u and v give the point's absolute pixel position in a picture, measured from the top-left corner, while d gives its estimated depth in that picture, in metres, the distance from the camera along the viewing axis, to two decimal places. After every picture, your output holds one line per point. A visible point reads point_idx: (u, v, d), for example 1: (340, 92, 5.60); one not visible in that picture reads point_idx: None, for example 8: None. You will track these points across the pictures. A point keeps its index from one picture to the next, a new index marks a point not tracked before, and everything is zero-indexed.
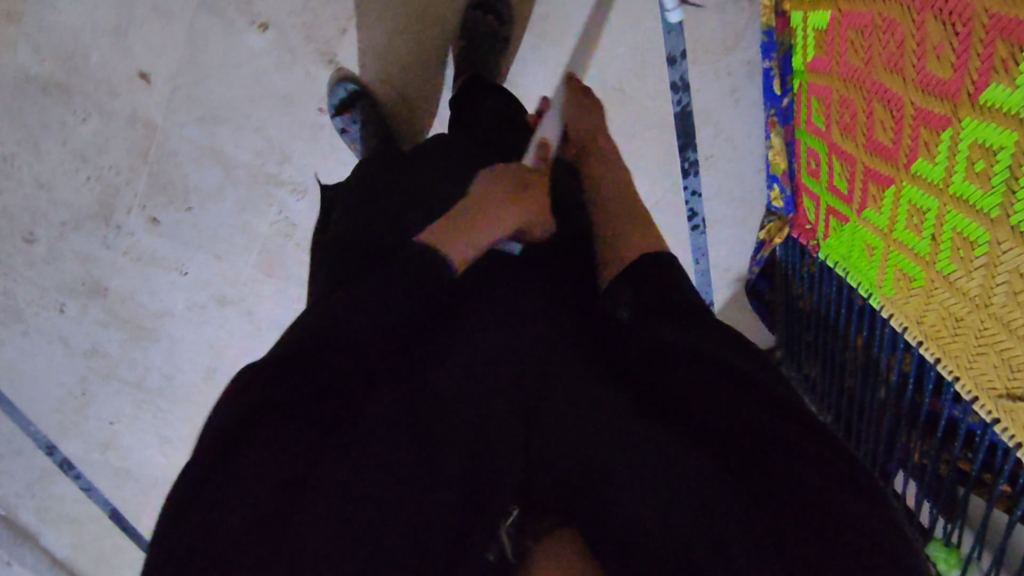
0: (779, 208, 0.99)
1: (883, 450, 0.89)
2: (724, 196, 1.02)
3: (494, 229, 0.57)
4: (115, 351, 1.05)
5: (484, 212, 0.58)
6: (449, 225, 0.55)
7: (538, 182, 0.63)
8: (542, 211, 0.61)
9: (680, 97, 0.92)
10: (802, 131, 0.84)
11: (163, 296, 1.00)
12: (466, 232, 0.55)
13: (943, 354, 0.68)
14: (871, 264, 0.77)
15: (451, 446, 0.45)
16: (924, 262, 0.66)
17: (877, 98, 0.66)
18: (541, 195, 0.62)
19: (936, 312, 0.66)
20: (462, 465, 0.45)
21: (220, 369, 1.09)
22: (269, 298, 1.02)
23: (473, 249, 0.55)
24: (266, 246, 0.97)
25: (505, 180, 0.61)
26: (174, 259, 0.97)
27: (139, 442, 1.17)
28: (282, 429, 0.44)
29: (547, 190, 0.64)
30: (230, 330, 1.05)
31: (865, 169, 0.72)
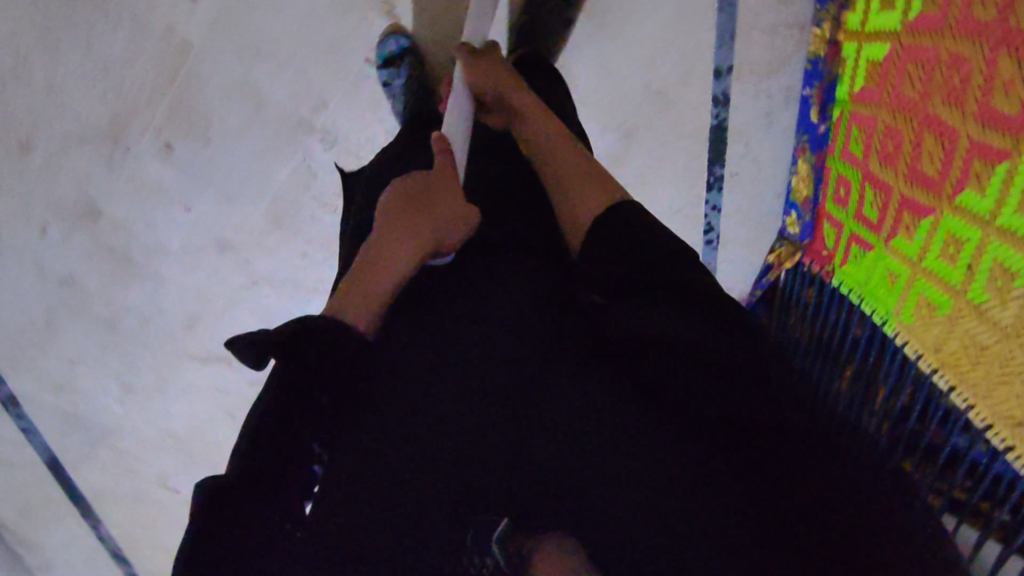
0: (793, 233, 1.02)
1: None
2: (740, 214, 1.05)
3: (403, 263, 0.53)
4: (94, 284, 0.98)
5: (380, 265, 0.53)
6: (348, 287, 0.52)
7: (437, 207, 0.56)
8: (448, 231, 0.55)
9: (718, 110, 0.94)
10: (836, 159, 0.88)
11: (159, 232, 0.95)
12: (368, 284, 0.51)
13: (960, 382, 0.70)
14: (891, 292, 0.80)
15: (501, 404, 0.47)
16: (954, 292, 0.69)
17: (930, 129, 0.69)
18: (441, 218, 0.55)
19: (959, 340, 0.69)
20: (513, 418, 0.46)
21: (204, 316, 1.05)
22: (272, 250, 0.98)
23: (378, 299, 0.51)
24: (281, 195, 0.93)
25: (403, 204, 0.57)
26: (180, 194, 0.92)
27: (98, 386, 1.09)
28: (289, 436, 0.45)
29: (452, 208, 0.56)
30: (222, 278, 1.01)
31: (901, 198, 0.75)
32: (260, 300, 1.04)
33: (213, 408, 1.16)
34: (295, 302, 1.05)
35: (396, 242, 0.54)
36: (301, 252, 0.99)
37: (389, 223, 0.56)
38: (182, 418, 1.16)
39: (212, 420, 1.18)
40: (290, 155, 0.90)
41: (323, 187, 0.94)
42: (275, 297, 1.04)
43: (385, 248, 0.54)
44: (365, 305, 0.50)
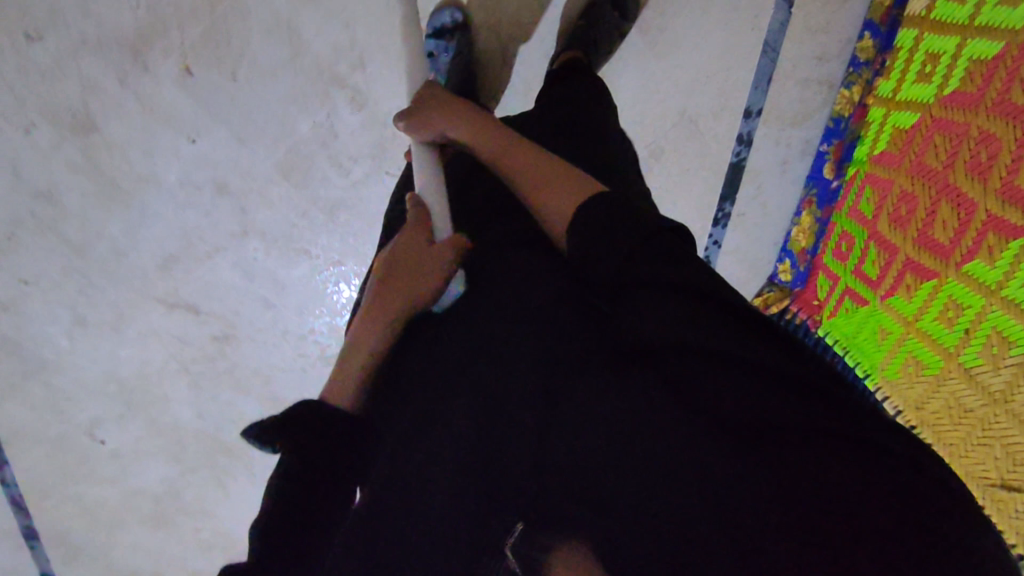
0: (784, 280, 1.06)
1: None
2: (738, 254, 1.08)
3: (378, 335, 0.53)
4: (70, 203, 0.91)
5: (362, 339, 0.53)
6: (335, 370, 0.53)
7: (410, 269, 0.54)
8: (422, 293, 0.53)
9: (740, 149, 0.97)
10: (842, 215, 0.92)
11: (157, 161, 0.89)
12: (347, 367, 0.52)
13: (936, 441, 0.74)
14: (878, 347, 0.83)
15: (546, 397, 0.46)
16: (945, 354, 0.73)
17: (947, 199, 0.73)
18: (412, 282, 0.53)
19: (942, 401, 0.73)
20: (572, 400, 0.45)
21: (183, 259, 0.98)
22: (273, 202, 0.94)
23: (358, 378, 0.51)
24: (296, 148, 0.90)
25: (386, 270, 0.55)
26: (189, 125, 0.87)
27: (47, 314, 1.01)
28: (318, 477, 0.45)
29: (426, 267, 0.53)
30: (213, 222, 0.95)
31: (906, 260, 0.79)
32: (247, 253, 0.98)
33: (168, 359, 1.08)
34: (282, 261, 1.00)
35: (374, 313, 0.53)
36: (303, 211, 0.95)
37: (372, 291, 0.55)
38: (131, 363, 1.08)
39: (163, 372, 1.10)
40: (316, 109, 0.87)
41: (342, 148, 0.90)
42: (263, 252, 0.99)
43: (365, 322, 0.53)
44: (345, 388, 0.51)
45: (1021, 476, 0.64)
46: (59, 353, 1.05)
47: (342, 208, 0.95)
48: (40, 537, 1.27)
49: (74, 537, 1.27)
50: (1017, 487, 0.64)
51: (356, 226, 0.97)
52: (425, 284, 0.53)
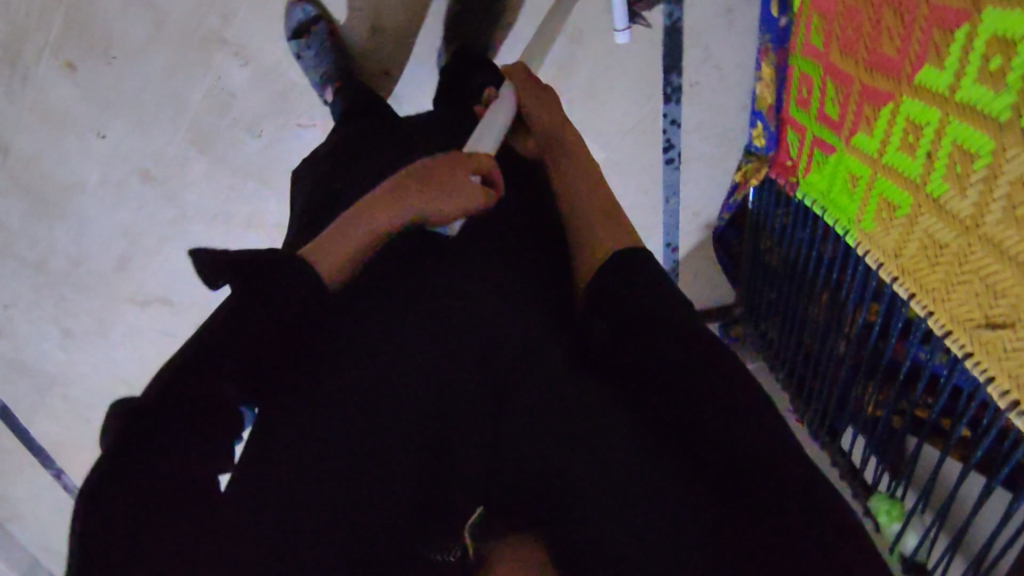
0: (759, 147, 0.95)
1: (835, 405, 0.89)
2: (704, 129, 0.97)
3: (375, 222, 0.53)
4: (12, 225, 0.92)
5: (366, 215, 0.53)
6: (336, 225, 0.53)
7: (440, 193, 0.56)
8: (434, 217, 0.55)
9: (671, 9, 0.85)
10: (798, 56, 0.80)
11: (73, 165, 0.87)
12: (355, 232, 0.52)
13: (918, 289, 0.64)
14: (852, 197, 0.73)
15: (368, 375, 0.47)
16: (913, 187, 0.62)
17: (888, 2, 0.61)
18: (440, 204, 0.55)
19: (918, 241, 0.63)
20: None
21: (135, 256, 0.98)
22: (195, 182, 0.91)
23: (360, 248, 0.53)
24: (197, 121, 0.86)
25: (436, 165, 0.56)
26: (89, 120, 0.84)
27: (36, 332, 1.04)
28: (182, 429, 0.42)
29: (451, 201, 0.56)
30: (149, 214, 0.94)
31: (860, 89, 0.68)
32: (194, 237, 0.97)
33: (161, 352, 1.12)
34: (232, 237, 0.98)
35: (398, 199, 0.54)
36: (228, 183, 0.93)
37: (411, 174, 0.55)
38: (132, 363, 1.12)
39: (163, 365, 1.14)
40: (201, 74, 0.83)
41: (241, 110, 0.87)
42: (207, 234, 0.97)
43: (388, 202, 0.54)
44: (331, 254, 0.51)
45: (1006, 310, 0.54)
46: (61, 365, 1.09)
47: (267, 170, 0.92)
48: None
49: None
50: (1004, 323, 0.54)
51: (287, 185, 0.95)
52: (458, 207, 0.55)
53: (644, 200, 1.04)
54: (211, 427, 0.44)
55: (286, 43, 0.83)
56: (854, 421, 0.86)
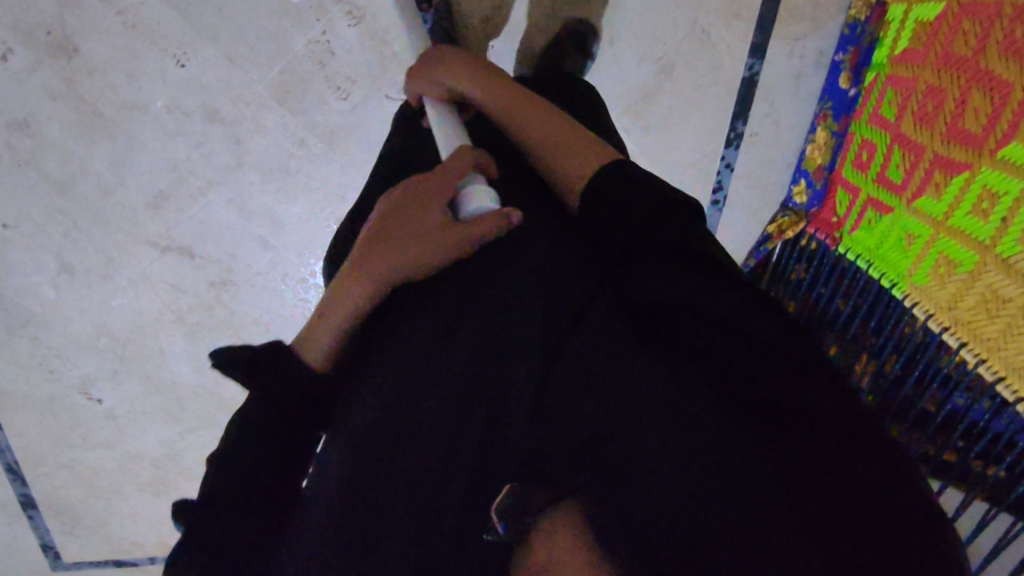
0: (799, 204, 1.03)
1: None
2: (751, 178, 1.05)
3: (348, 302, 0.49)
4: (52, 135, 0.86)
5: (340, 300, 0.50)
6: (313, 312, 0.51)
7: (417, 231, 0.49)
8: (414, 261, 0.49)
9: (752, 62, 0.94)
10: (862, 123, 0.89)
11: (144, 84, 0.84)
12: (330, 313, 0.50)
13: (972, 338, 0.72)
14: (906, 255, 0.81)
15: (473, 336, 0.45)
16: (981, 247, 0.71)
17: (978, 86, 0.70)
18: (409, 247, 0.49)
19: (979, 294, 0.71)
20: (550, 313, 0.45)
21: (173, 196, 0.93)
22: (267, 129, 0.89)
23: (336, 327, 0.49)
24: (290, 68, 0.85)
25: (400, 196, 0.52)
26: (177, 44, 0.83)
27: (30, 260, 0.96)
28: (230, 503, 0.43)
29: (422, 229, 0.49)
30: (205, 153, 0.90)
31: (933, 157, 0.77)
32: (243, 187, 0.93)
33: (160, 309, 1.04)
34: (280, 196, 0.95)
35: (361, 272, 0.49)
36: (299, 138, 0.90)
37: (378, 221, 0.52)
38: (123, 315, 1.03)
39: (157, 323, 1.05)
40: (309, 25, 0.83)
41: (339, 67, 0.86)
42: (259, 187, 0.94)
43: (356, 268, 0.50)
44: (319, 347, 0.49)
45: None
46: (46, 303, 1.00)
47: (342, 134, 0.91)
48: (35, 508, 1.22)
49: (70, 508, 1.24)
50: None
51: (357, 155, 0.92)
52: (436, 259, 0.49)
53: None
54: (288, 456, 0.46)
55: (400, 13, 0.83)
56: None
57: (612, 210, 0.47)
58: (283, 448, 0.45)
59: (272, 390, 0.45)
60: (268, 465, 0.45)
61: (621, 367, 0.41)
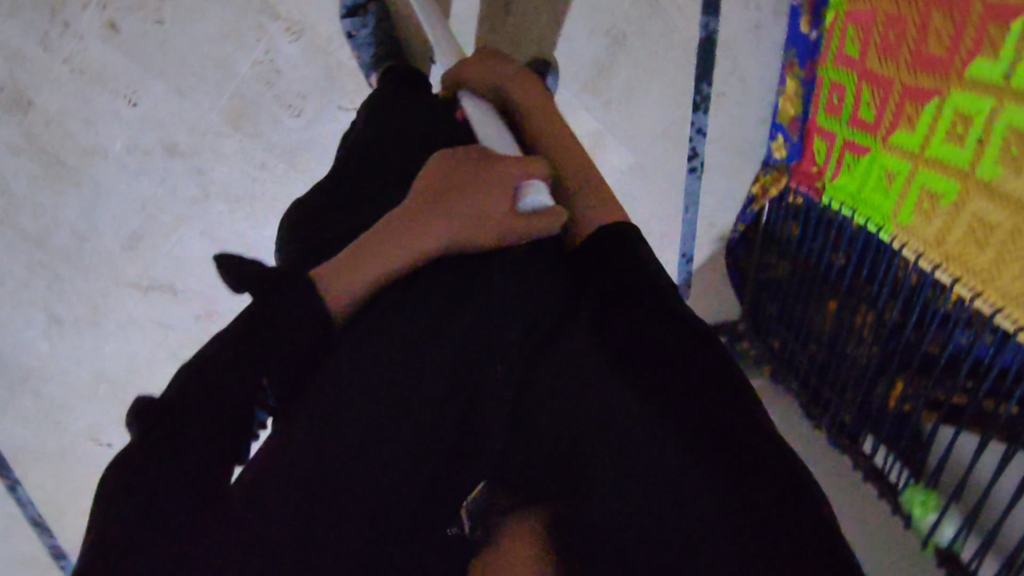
0: (779, 159, 0.99)
1: (856, 410, 0.90)
2: (726, 140, 1.01)
3: (406, 244, 0.48)
4: (19, 191, 0.87)
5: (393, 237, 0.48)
6: (338, 256, 0.47)
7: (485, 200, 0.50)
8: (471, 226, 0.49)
9: (708, 20, 0.91)
10: (829, 66, 0.86)
11: (100, 128, 0.84)
12: (362, 264, 0.47)
13: (965, 272, 0.68)
14: (888, 194, 0.78)
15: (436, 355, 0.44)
16: (961, 175, 0.67)
17: (937, 7, 0.67)
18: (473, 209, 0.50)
19: (965, 225, 0.67)
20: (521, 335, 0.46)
21: (147, 234, 0.93)
22: (227, 156, 0.89)
23: (367, 282, 0.46)
24: (239, 92, 0.85)
25: (451, 169, 0.52)
26: (126, 83, 0.82)
27: (19, 317, 0.97)
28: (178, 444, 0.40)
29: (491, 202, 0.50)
30: (171, 188, 0.90)
31: (902, 89, 0.73)
32: (213, 217, 0.93)
33: (154, 348, 1.04)
34: (251, 222, 0.95)
35: (420, 219, 0.49)
36: (259, 161, 0.90)
37: (427, 188, 0.51)
38: (118, 359, 1.04)
39: (153, 362, 1.06)
40: (251, 46, 0.82)
41: (287, 84, 0.85)
42: (229, 215, 0.94)
43: (399, 226, 0.48)
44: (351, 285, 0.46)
45: None
46: (42, 357, 1.01)
47: (302, 151, 0.90)
48: (66, 560, 1.24)
49: None
50: None
51: (319, 170, 0.92)
52: (495, 236, 0.50)
53: (665, 207, 1.07)
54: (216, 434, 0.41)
55: (340, 21, 0.82)
56: (875, 426, 0.87)
57: (596, 247, 0.51)
58: (215, 427, 0.41)
59: (225, 355, 0.42)
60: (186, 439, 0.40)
61: (602, 397, 0.43)
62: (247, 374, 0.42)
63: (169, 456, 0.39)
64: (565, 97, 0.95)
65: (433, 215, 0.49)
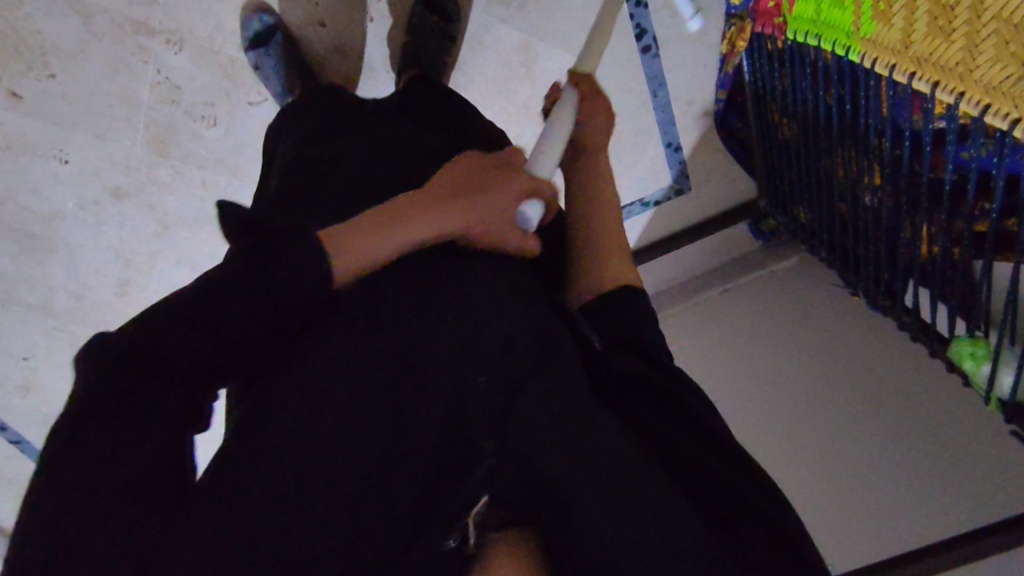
0: (738, 5, 0.85)
1: (886, 264, 0.77)
2: (673, 4, 0.88)
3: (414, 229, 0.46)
4: (8, 270, 0.93)
5: (407, 213, 0.46)
6: (362, 219, 0.45)
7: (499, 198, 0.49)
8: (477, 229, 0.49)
9: None
10: None
11: (48, 192, 0.88)
12: (384, 232, 0.44)
13: (941, 74, 0.54)
14: (844, 7, 0.64)
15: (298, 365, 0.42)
16: None
17: None
18: (484, 211, 0.49)
19: (927, 14, 0.53)
20: None
21: (133, 278, 0.98)
22: (169, 184, 0.90)
23: (386, 253, 0.44)
24: (152, 119, 0.85)
25: (476, 167, 0.52)
26: (50, 143, 0.85)
27: (60, 380, 1.04)
28: (142, 430, 0.35)
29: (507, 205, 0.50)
30: (133, 228, 0.93)
31: None
32: (181, 244, 0.96)
33: None
34: (218, 240, 0.96)
35: (430, 204, 0.47)
36: (199, 180, 0.91)
37: (451, 177, 0.50)
38: None
39: None
40: (141, 70, 0.82)
41: (192, 97, 0.85)
42: (195, 239, 0.96)
43: (415, 204, 0.47)
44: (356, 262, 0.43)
45: None
46: None
47: (234, 158, 0.90)
48: None
49: None
50: None
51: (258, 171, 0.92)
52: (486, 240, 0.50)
53: (631, 100, 0.95)
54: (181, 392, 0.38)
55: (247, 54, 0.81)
56: (909, 277, 0.74)
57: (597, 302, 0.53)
58: (186, 395, 0.38)
59: (221, 313, 0.38)
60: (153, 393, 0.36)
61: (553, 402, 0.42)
62: (236, 335, 0.39)
63: (135, 413, 0.35)
64: (476, 17, 0.86)
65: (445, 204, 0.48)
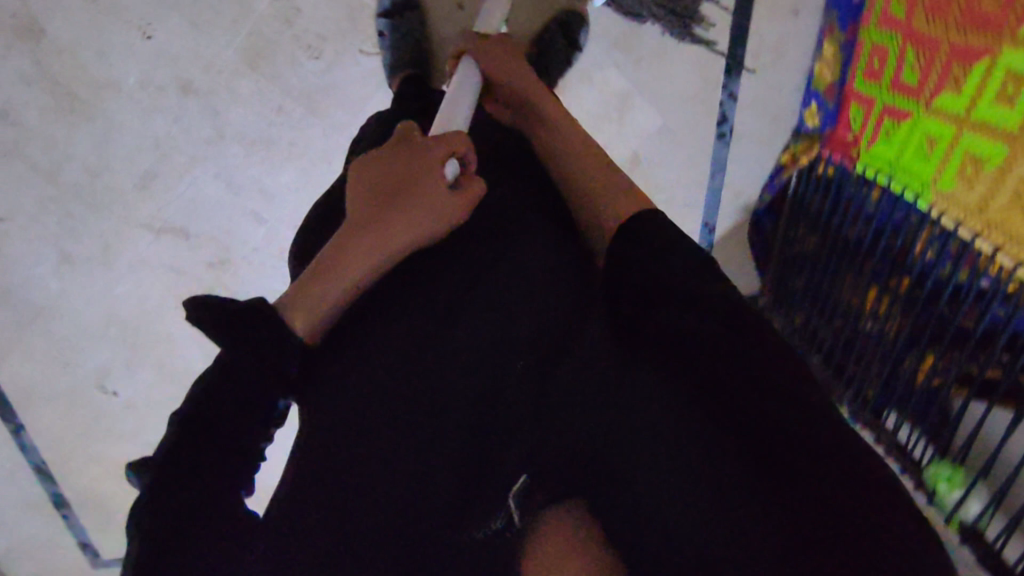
0: (811, 127, 0.96)
1: (882, 386, 0.86)
2: (758, 107, 0.98)
3: (359, 265, 0.46)
4: (30, 121, 0.85)
5: (339, 256, 0.46)
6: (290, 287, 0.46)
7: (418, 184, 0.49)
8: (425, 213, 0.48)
9: None
10: (870, 30, 0.82)
11: (115, 60, 0.83)
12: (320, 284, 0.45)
13: (1008, 240, 0.66)
14: (928, 160, 0.75)
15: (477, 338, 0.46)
16: (1007, 137, 0.64)
17: None
18: (412, 199, 0.48)
19: (1010, 191, 0.64)
20: None
21: (160, 174, 0.92)
22: (244, 98, 0.87)
23: (335, 295, 0.46)
24: (258, 30, 0.84)
25: (384, 168, 0.51)
26: (142, 15, 0.81)
27: (30, 252, 0.95)
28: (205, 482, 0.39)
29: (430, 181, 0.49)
30: (186, 127, 0.89)
31: (948, 49, 0.70)
32: (227, 160, 0.92)
33: (164, 292, 1.03)
34: (266, 168, 0.93)
35: (359, 229, 0.47)
36: (277, 104, 0.89)
37: (364, 197, 0.49)
38: (128, 301, 1.02)
39: (161, 307, 1.05)
40: None
41: (308, 25, 0.85)
42: (244, 159, 0.92)
43: (347, 239, 0.47)
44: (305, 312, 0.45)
45: None
46: (51, 296, 0.99)
47: (321, 96, 0.89)
48: (67, 507, 1.23)
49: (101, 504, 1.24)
50: None
51: (339, 117, 0.91)
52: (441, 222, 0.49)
53: (691, 175, 1.04)
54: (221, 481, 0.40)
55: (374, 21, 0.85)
56: (897, 405, 0.85)
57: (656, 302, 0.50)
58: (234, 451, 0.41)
59: (236, 377, 0.41)
60: (194, 486, 0.39)
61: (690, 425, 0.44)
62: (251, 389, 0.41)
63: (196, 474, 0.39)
64: (596, 54, 0.92)
65: (373, 223, 0.47)
